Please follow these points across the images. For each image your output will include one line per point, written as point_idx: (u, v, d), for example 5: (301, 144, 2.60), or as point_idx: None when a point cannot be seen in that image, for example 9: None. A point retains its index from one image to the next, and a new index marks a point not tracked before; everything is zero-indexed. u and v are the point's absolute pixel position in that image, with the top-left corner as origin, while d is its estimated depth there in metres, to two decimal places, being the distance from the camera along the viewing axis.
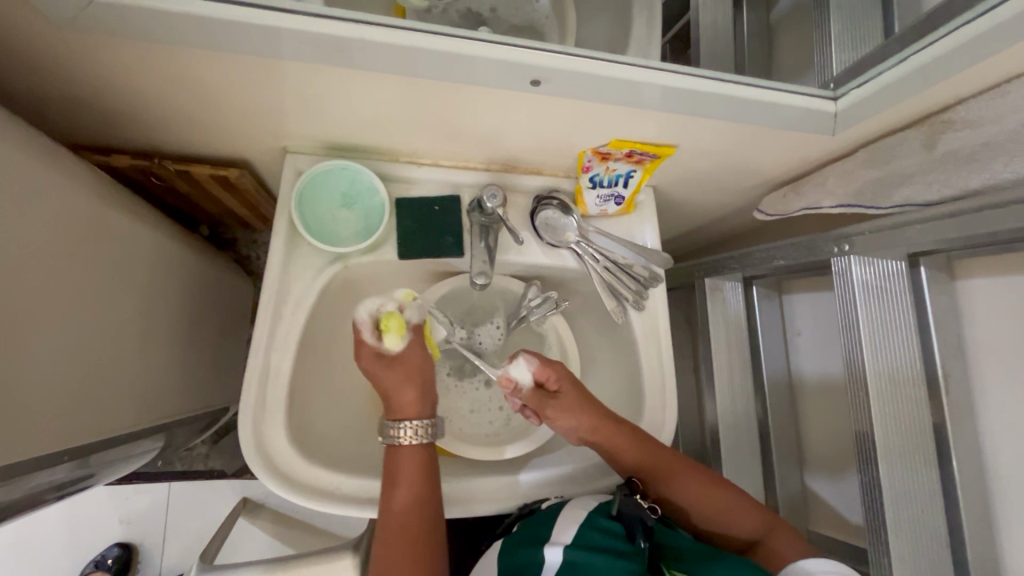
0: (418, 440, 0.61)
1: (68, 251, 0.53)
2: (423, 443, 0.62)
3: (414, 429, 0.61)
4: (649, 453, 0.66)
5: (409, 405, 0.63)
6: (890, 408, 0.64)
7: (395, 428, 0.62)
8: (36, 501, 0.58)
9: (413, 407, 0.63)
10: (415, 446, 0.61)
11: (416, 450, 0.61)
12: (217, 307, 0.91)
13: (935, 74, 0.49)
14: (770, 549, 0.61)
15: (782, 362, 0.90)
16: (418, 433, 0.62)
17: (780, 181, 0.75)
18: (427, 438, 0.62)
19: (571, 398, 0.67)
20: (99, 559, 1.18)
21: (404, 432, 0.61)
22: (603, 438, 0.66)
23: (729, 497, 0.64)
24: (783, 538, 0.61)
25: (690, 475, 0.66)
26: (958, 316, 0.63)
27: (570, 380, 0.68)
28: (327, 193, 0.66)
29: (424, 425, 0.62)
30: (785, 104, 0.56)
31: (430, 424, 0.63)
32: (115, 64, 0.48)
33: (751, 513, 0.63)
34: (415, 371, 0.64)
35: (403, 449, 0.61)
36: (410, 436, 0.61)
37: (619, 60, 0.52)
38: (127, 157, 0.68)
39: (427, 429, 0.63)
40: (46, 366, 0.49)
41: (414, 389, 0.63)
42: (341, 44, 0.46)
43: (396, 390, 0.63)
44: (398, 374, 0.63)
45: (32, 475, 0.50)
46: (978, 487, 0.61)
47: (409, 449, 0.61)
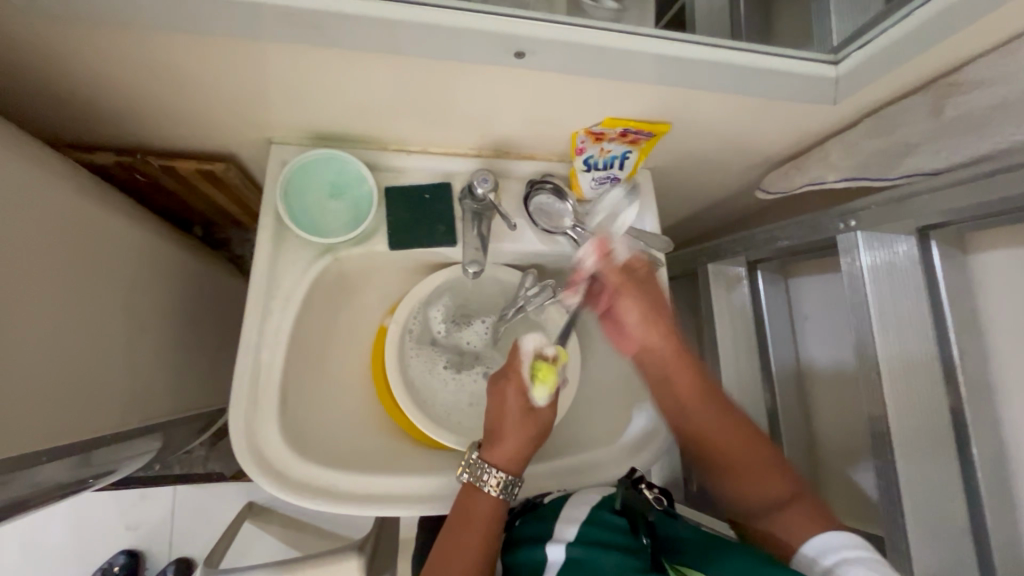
0: (496, 493, 0.58)
1: (49, 249, 0.52)
2: (500, 498, 0.58)
3: (499, 482, 0.58)
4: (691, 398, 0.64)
5: (510, 457, 0.59)
6: (903, 389, 0.61)
7: (483, 470, 0.58)
8: (40, 499, 0.57)
9: (509, 459, 0.59)
10: (495, 498, 0.58)
11: (494, 501, 0.58)
12: (211, 308, 0.89)
13: (940, 31, 0.46)
14: (783, 522, 0.57)
15: (790, 347, 0.88)
16: (501, 489, 0.58)
17: (781, 158, 0.72)
18: (504, 497, 0.58)
19: (648, 287, 0.67)
20: (106, 567, 1.18)
21: (489, 479, 0.58)
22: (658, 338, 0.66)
23: (763, 465, 0.60)
24: (798, 516, 0.56)
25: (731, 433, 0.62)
26: (973, 290, 0.60)
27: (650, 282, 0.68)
28: (314, 183, 0.64)
29: (512, 485, 0.58)
30: (783, 73, 0.54)
31: (515, 483, 0.59)
32: (88, 53, 0.46)
33: (780, 481, 0.59)
34: (531, 426, 0.60)
35: (484, 495, 0.58)
36: (492, 485, 0.58)
37: (607, 29, 0.50)
38: (111, 154, 0.67)
39: (509, 488, 0.58)
40: (27, 366, 0.48)
41: (521, 440, 0.60)
42: (317, 21, 0.44)
43: (513, 436, 0.60)
44: (518, 425, 0.60)
45: (31, 472, 0.50)
46: (999, 469, 0.58)
47: (489, 498, 0.58)
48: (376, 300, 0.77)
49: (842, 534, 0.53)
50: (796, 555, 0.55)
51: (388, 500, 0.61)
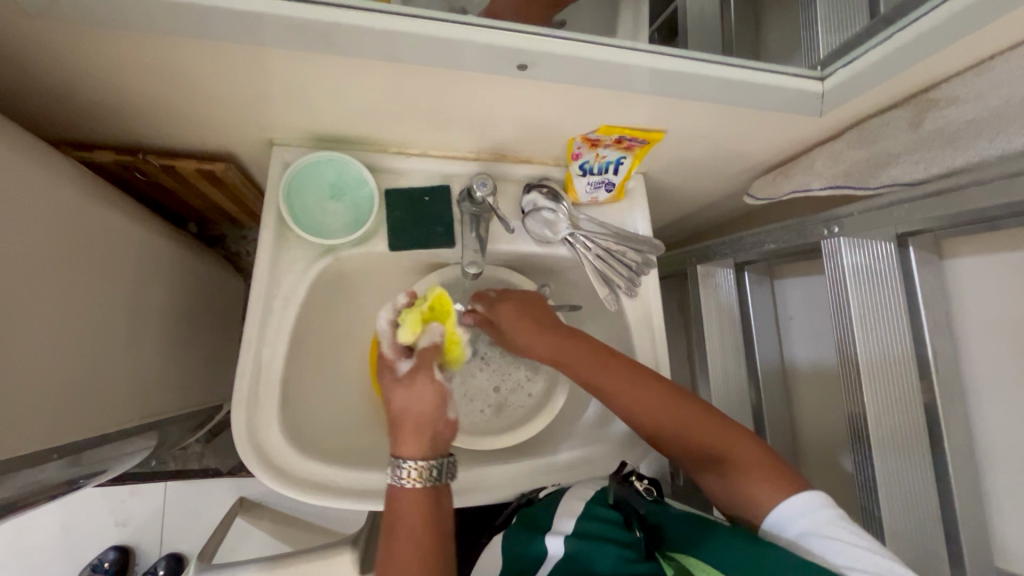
0: (421, 483, 0.54)
1: (53, 248, 0.52)
2: (427, 486, 0.55)
3: (417, 470, 0.55)
4: (629, 389, 0.64)
5: (410, 440, 0.56)
6: (881, 388, 0.64)
7: (397, 470, 0.55)
8: (24, 503, 0.57)
9: (412, 445, 0.56)
10: (417, 488, 0.54)
11: (418, 492, 0.54)
12: (205, 304, 0.90)
13: (920, 51, 0.49)
14: (744, 485, 0.56)
15: (775, 347, 0.91)
16: (423, 475, 0.55)
17: (768, 165, 0.75)
18: (430, 482, 0.55)
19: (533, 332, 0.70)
20: (95, 563, 1.17)
21: (405, 472, 0.55)
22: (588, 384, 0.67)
23: (714, 434, 0.60)
24: (761, 475, 0.55)
25: (684, 413, 0.62)
26: (947, 294, 0.63)
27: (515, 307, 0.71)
28: (314, 184, 0.66)
29: (434, 467, 0.55)
30: (772, 86, 0.56)
31: (433, 464, 0.55)
32: (93, 56, 0.47)
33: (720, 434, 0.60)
34: (415, 397, 0.58)
35: (403, 491, 0.54)
36: (409, 477, 0.54)
37: (605, 43, 0.52)
38: (111, 152, 0.67)
39: (433, 472, 0.55)
40: (30, 364, 0.48)
41: (419, 420, 0.57)
42: (324, 29, 0.45)
43: (408, 414, 0.58)
44: (399, 399, 0.58)
45: (22, 474, 0.50)
46: (969, 465, 0.61)
47: (410, 493, 0.54)
48: (374, 299, 0.78)
49: (804, 496, 0.53)
50: (763, 523, 0.54)
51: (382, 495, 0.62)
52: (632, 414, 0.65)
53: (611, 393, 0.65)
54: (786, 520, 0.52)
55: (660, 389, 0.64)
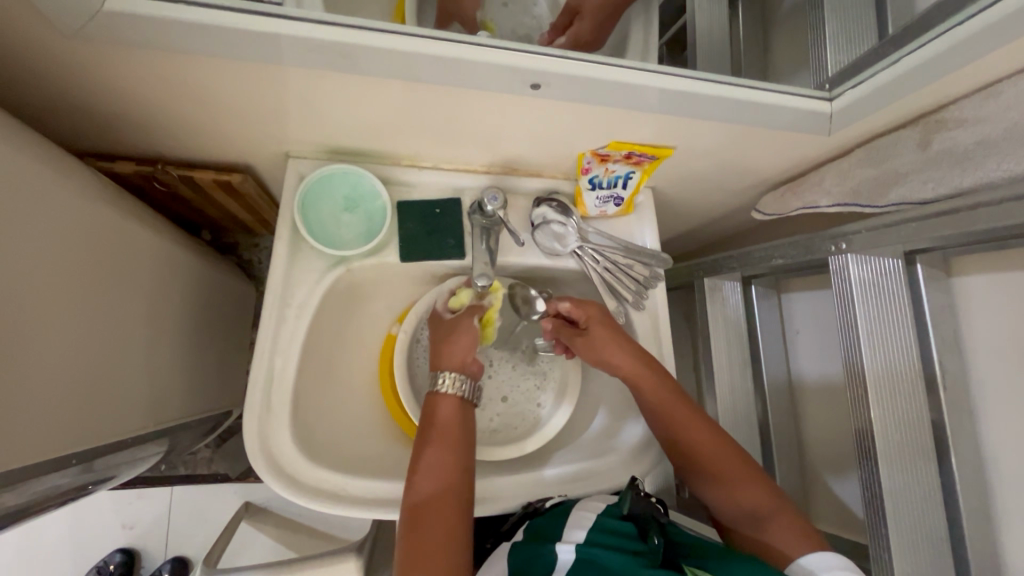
0: (455, 391, 0.64)
1: (76, 257, 0.54)
2: (460, 395, 0.64)
3: (451, 380, 0.64)
4: (683, 427, 0.66)
5: (451, 356, 0.66)
6: (888, 405, 0.64)
7: (438, 378, 0.65)
8: (37, 509, 0.58)
9: (452, 359, 0.66)
10: (454, 396, 0.64)
11: (455, 400, 0.64)
12: (218, 311, 0.91)
13: (929, 74, 0.50)
14: (767, 532, 0.59)
15: (782, 361, 0.91)
16: (457, 385, 0.64)
17: (776, 181, 0.76)
18: (462, 391, 0.64)
19: (598, 335, 0.69)
20: (100, 565, 1.18)
21: (444, 381, 0.64)
22: (658, 405, 0.67)
23: (749, 484, 0.62)
24: (786, 529, 0.58)
25: (726, 457, 0.64)
26: (955, 313, 0.63)
27: (601, 319, 0.70)
28: (329, 196, 0.67)
29: (465, 380, 0.65)
30: (779, 106, 0.57)
31: (466, 379, 0.65)
32: (121, 72, 0.49)
33: (761, 491, 0.61)
34: (457, 330, 0.68)
35: (444, 397, 0.64)
36: (447, 385, 0.64)
37: (617, 64, 0.53)
38: (132, 163, 0.69)
39: (465, 383, 0.65)
40: (52, 370, 0.50)
41: (459, 347, 0.66)
42: (344, 49, 0.47)
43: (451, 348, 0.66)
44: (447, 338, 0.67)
45: (39, 480, 0.51)
46: (978, 484, 0.61)
47: (447, 402, 0.63)
48: (384, 308, 0.79)
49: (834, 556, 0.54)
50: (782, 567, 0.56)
51: (391, 503, 0.63)
52: (678, 448, 0.66)
53: (666, 426, 0.67)
54: (814, 568, 0.53)
55: (713, 431, 0.66)
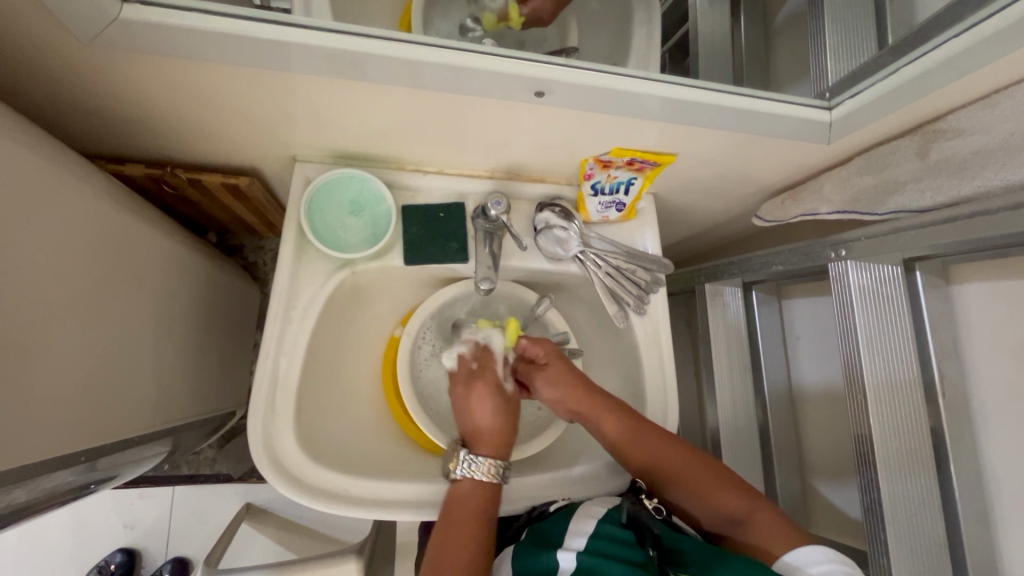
0: (489, 478, 0.63)
1: (86, 257, 0.55)
2: (489, 480, 0.63)
3: (489, 467, 0.64)
4: (650, 448, 0.67)
5: (494, 440, 0.67)
6: (887, 411, 0.64)
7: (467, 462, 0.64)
8: (39, 508, 0.59)
9: (492, 447, 0.66)
10: (484, 480, 0.63)
11: (477, 483, 0.63)
12: (222, 313, 0.92)
13: (927, 84, 0.51)
14: (752, 542, 0.59)
15: (782, 367, 0.91)
16: (491, 471, 0.64)
17: (776, 188, 0.76)
18: (494, 480, 0.63)
19: (557, 370, 0.71)
20: (102, 565, 1.18)
21: (477, 466, 0.63)
22: (615, 438, 0.68)
23: (728, 496, 0.62)
24: (770, 538, 0.58)
25: (701, 474, 0.65)
26: (954, 320, 0.64)
27: (556, 353, 0.73)
28: (335, 200, 0.68)
29: (499, 465, 0.64)
30: (778, 115, 0.58)
31: (500, 465, 0.64)
32: (134, 79, 0.50)
33: (734, 497, 0.62)
34: (504, 406, 0.70)
35: (470, 480, 0.63)
36: (480, 471, 0.63)
37: (620, 73, 0.54)
38: (142, 166, 0.70)
39: (498, 470, 0.64)
40: (62, 369, 0.51)
41: (496, 428, 0.68)
42: (354, 57, 0.48)
43: (485, 425, 0.68)
44: (489, 408, 0.69)
45: (44, 477, 0.52)
46: (976, 490, 0.62)
47: (472, 483, 0.63)
48: (388, 310, 0.80)
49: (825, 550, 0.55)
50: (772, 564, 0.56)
51: (394, 505, 0.64)
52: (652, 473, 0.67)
53: (635, 453, 0.67)
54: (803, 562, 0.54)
55: (681, 451, 0.67)
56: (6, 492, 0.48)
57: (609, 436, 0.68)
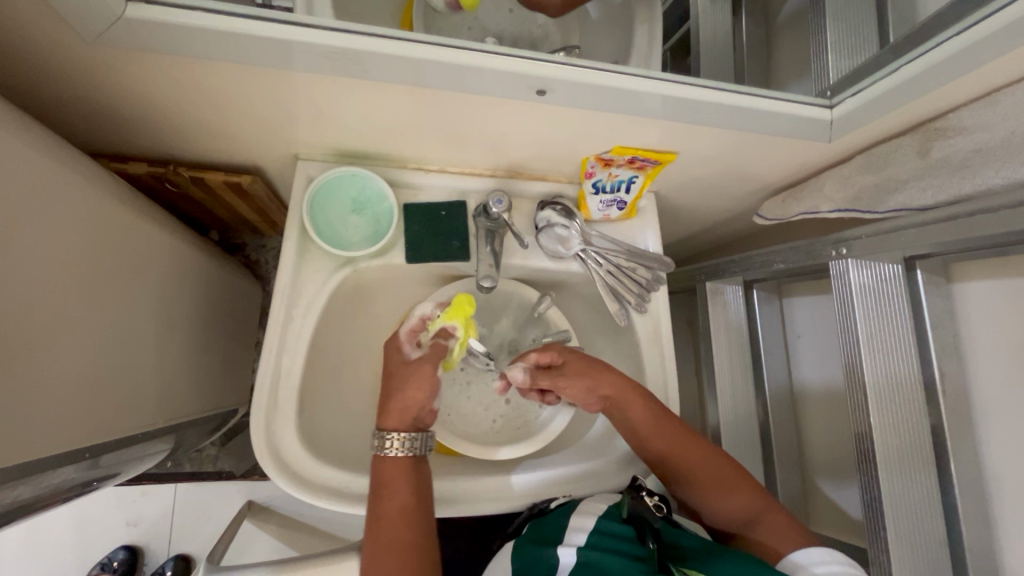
0: (404, 453, 0.62)
1: (90, 255, 0.55)
2: (409, 455, 0.62)
3: (400, 441, 0.62)
4: (673, 442, 0.66)
5: (400, 416, 0.64)
6: (887, 408, 0.65)
7: (385, 440, 0.62)
8: (42, 504, 0.60)
9: (399, 420, 0.64)
10: (400, 457, 0.62)
11: (397, 460, 0.62)
12: (225, 311, 0.92)
13: (929, 82, 0.51)
14: (760, 539, 0.61)
15: (783, 365, 0.91)
16: (405, 445, 0.62)
17: (777, 187, 0.76)
18: (410, 453, 0.62)
19: (577, 365, 0.70)
20: (105, 561, 1.19)
21: (392, 442, 0.62)
22: (638, 428, 0.67)
23: (742, 492, 0.63)
24: (780, 536, 0.60)
25: (718, 468, 0.65)
26: (955, 318, 0.64)
27: (575, 349, 0.71)
28: (337, 199, 0.68)
29: (414, 437, 0.63)
30: (779, 113, 0.58)
31: (418, 438, 0.63)
32: (138, 77, 0.50)
33: (750, 496, 0.63)
34: (412, 379, 0.65)
35: (389, 459, 0.62)
36: (395, 447, 0.62)
37: (620, 71, 0.55)
38: (145, 164, 0.70)
39: (416, 442, 0.63)
40: (66, 365, 0.51)
41: (403, 404, 0.64)
42: (355, 55, 0.48)
43: (398, 401, 0.64)
44: (405, 387, 0.64)
45: (48, 474, 0.52)
46: (976, 487, 0.62)
47: (393, 459, 0.62)
48: (389, 308, 0.80)
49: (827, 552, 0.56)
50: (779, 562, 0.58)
51: None
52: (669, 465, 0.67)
53: (657, 445, 0.67)
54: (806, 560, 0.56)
55: (701, 446, 0.67)
56: (12, 488, 0.48)
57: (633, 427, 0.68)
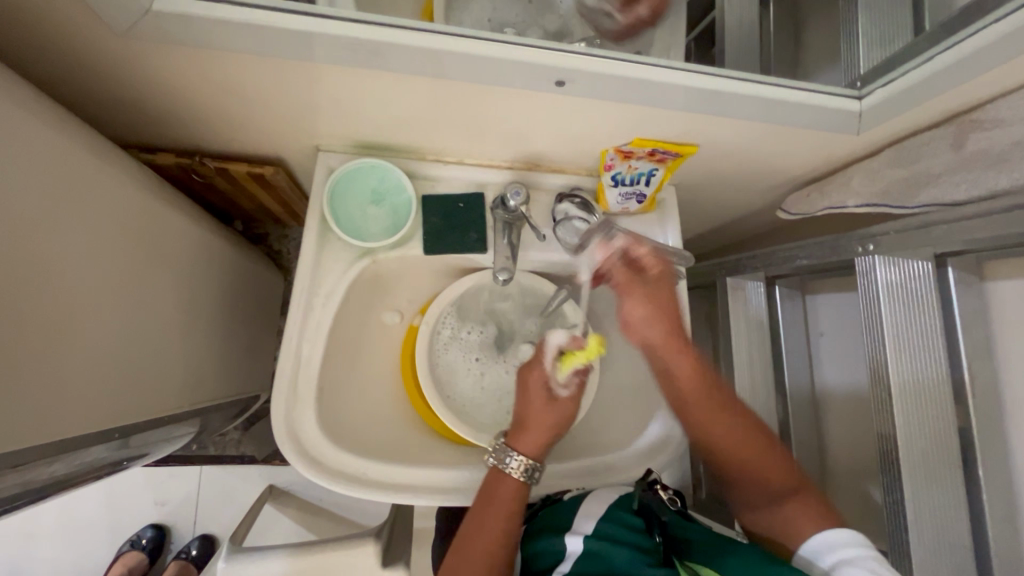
0: (518, 475, 0.62)
1: (120, 242, 0.57)
2: (522, 481, 0.62)
3: (522, 465, 0.62)
4: (716, 412, 0.66)
5: (534, 445, 0.64)
6: (911, 408, 0.63)
7: (509, 454, 0.63)
8: (74, 481, 0.62)
9: (534, 447, 0.64)
10: (518, 480, 0.62)
11: (515, 481, 0.62)
12: (248, 299, 0.94)
13: (966, 71, 0.49)
14: (784, 517, 0.61)
15: (805, 363, 0.90)
16: (523, 472, 0.62)
17: (801, 180, 0.75)
18: (525, 483, 0.62)
19: (661, 291, 0.68)
20: (134, 539, 1.24)
21: (512, 462, 0.62)
22: (687, 385, 0.67)
23: (771, 467, 0.63)
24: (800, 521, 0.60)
25: (753, 439, 0.64)
26: (987, 318, 0.61)
27: (667, 285, 0.68)
28: (357, 190, 0.69)
29: (532, 470, 0.62)
30: (805, 104, 0.57)
31: (536, 470, 0.63)
32: (166, 70, 0.51)
33: (785, 473, 0.62)
34: (556, 413, 0.66)
35: (507, 476, 0.62)
36: (514, 468, 0.62)
37: (640, 61, 0.54)
38: (172, 155, 0.72)
39: (532, 472, 0.62)
40: (97, 349, 0.53)
41: (541, 429, 0.65)
42: (378, 48, 0.49)
43: (535, 427, 0.65)
44: (541, 410, 0.66)
45: (79, 453, 0.54)
46: (1005, 492, 0.60)
47: (511, 480, 0.61)
48: (407, 299, 0.81)
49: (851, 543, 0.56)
50: (795, 555, 0.59)
51: (410, 488, 0.65)
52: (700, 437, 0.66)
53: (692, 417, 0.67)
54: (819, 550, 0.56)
55: (733, 418, 0.65)
56: (46, 465, 0.51)
57: (677, 390, 0.68)
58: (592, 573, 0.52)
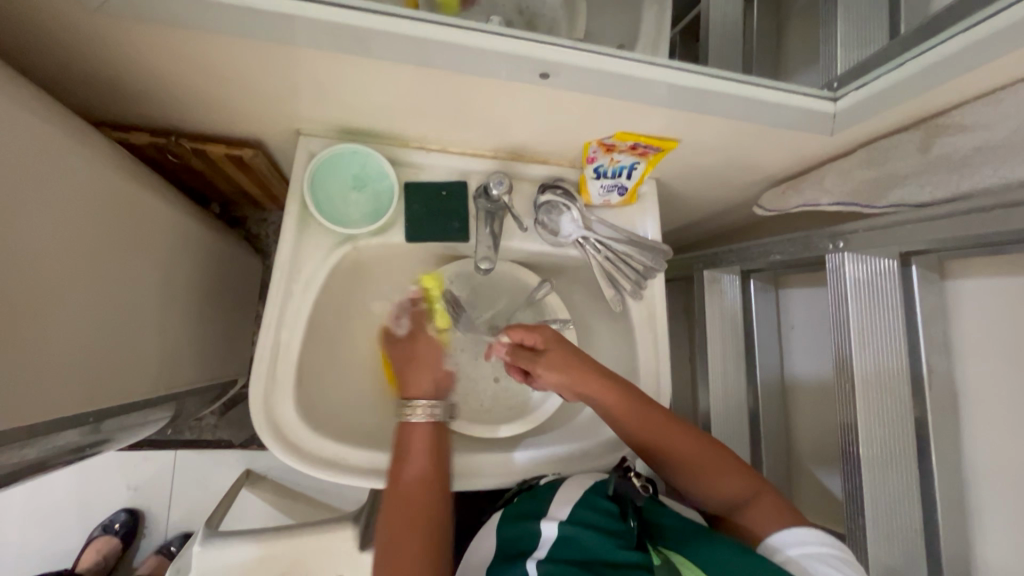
0: (426, 417, 0.66)
1: (93, 222, 0.55)
2: (431, 421, 0.66)
3: (423, 407, 0.66)
4: (657, 431, 0.66)
5: (425, 387, 0.69)
6: (868, 399, 0.66)
7: (408, 405, 0.67)
8: (47, 466, 0.62)
9: (424, 390, 0.69)
10: (425, 423, 0.66)
11: (425, 425, 0.66)
12: (225, 283, 0.93)
13: (935, 78, 0.51)
14: (749, 517, 0.62)
15: (776, 355, 0.93)
16: (427, 410, 0.66)
17: (778, 177, 0.76)
18: (434, 417, 0.66)
19: (556, 355, 0.69)
20: (106, 523, 1.22)
21: (414, 409, 0.66)
22: (625, 418, 0.67)
23: (716, 470, 0.65)
24: (766, 513, 0.61)
25: (698, 454, 0.66)
26: (946, 314, 0.64)
27: (557, 342, 0.70)
28: (338, 175, 0.69)
29: (434, 405, 0.67)
30: (783, 104, 0.58)
31: (437, 404, 0.67)
32: (139, 47, 0.50)
33: (734, 477, 0.64)
34: (432, 358, 0.71)
35: (415, 424, 0.66)
36: (418, 413, 0.66)
37: (623, 57, 0.54)
38: (146, 134, 0.70)
39: (435, 410, 0.67)
40: (70, 332, 0.52)
41: (426, 373, 0.70)
42: (360, 34, 0.48)
43: (416, 375, 0.70)
44: (421, 363, 0.71)
45: (51, 437, 0.54)
46: (957, 478, 0.63)
47: (416, 425, 0.66)
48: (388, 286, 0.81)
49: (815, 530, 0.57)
50: (760, 544, 0.60)
51: (388, 473, 0.66)
52: (651, 442, 0.67)
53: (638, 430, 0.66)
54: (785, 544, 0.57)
55: (682, 436, 0.66)
56: (18, 450, 0.50)
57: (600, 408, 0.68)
58: (567, 559, 0.53)
